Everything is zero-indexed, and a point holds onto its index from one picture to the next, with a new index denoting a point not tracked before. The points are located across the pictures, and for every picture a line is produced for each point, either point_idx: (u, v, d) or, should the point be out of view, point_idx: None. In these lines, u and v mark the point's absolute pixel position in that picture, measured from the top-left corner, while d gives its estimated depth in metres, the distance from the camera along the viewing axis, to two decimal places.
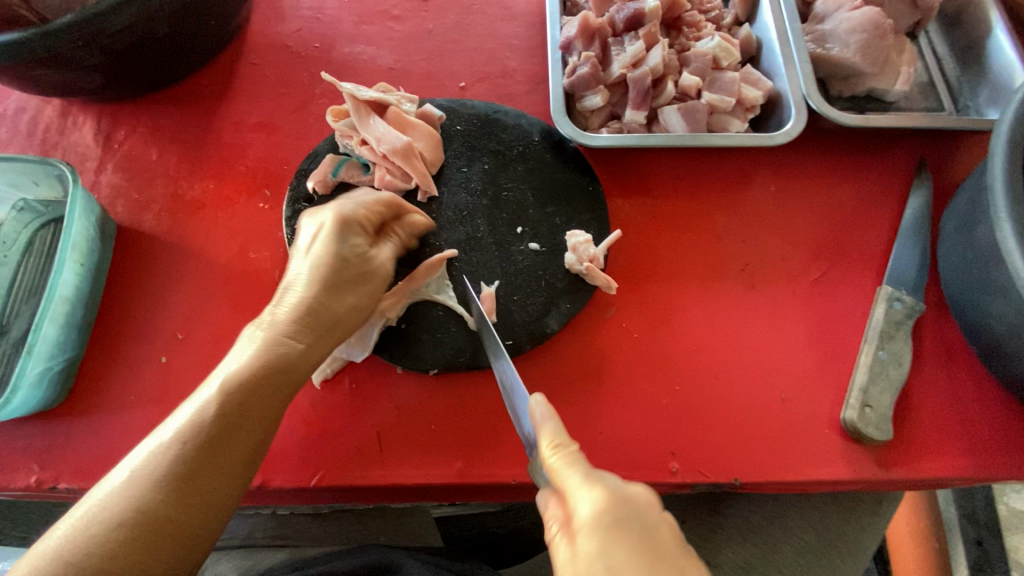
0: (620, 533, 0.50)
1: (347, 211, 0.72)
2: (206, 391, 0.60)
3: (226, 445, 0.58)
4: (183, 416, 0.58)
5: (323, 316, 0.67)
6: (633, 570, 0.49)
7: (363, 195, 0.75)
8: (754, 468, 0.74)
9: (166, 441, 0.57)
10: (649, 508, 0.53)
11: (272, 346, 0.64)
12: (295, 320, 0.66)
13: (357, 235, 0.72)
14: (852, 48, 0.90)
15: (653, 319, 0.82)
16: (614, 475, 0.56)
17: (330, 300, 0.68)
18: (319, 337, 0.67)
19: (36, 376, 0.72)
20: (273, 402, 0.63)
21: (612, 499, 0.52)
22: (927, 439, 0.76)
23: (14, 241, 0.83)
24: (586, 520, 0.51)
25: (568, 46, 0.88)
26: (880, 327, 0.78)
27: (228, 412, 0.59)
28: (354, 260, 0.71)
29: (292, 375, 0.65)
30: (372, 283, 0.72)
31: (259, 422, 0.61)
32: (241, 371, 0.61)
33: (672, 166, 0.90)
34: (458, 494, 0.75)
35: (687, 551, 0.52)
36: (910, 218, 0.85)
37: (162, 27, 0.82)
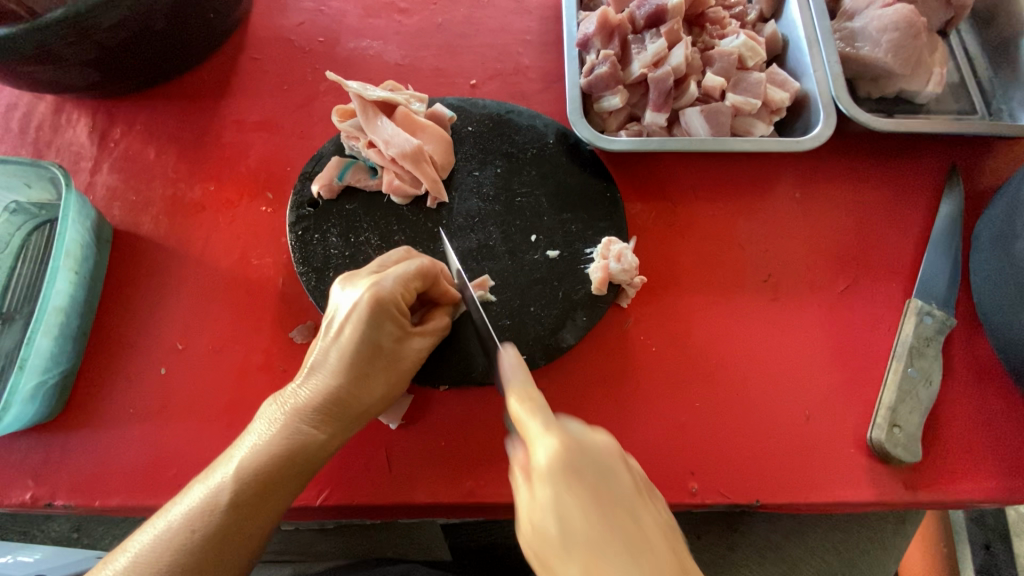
0: (573, 481, 0.49)
1: (383, 291, 0.62)
2: (224, 472, 0.59)
3: (237, 540, 0.57)
4: (197, 495, 0.58)
5: (344, 407, 0.62)
6: (584, 514, 0.48)
7: (407, 269, 0.64)
8: (776, 489, 0.71)
9: (178, 525, 0.56)
10: (610, 454, 0.52)
11: (288, 439, 0.60)
12: (315, 411, 0.61)
13: (391, 319, 0.63)
14: (883, 47, 0.86)
15: (671, 332, 0.78)
16: (575, 422, 0.54)
17: (353, 388, 0.62)
18: (337, 429, 0.62)
19: (31, 389, 0.69)
20: (288, 496, 0.61)
21: (570, 448, 0.50)
22: (956, 460, 0.73)
23: (5, 246, 0.79)
24: (543, 470, 0.49)
25: (586, 44, 0.84)
26: (910, 342, 0.75)
27: (241, 501, 0.58)
28: (386, 347, 0.64)
29: (305, 468, 0.62)
30: (400, 370, 0.65)
31: (266, 516, 0.59)
32: (254, 465, 0.59)
33: (692, 170, 0.87)
34: (465, 514, 0.72)
35: (640, 491, 0.53)
36: (941, 229, 0.82)
37: (159, 21, 0.78)
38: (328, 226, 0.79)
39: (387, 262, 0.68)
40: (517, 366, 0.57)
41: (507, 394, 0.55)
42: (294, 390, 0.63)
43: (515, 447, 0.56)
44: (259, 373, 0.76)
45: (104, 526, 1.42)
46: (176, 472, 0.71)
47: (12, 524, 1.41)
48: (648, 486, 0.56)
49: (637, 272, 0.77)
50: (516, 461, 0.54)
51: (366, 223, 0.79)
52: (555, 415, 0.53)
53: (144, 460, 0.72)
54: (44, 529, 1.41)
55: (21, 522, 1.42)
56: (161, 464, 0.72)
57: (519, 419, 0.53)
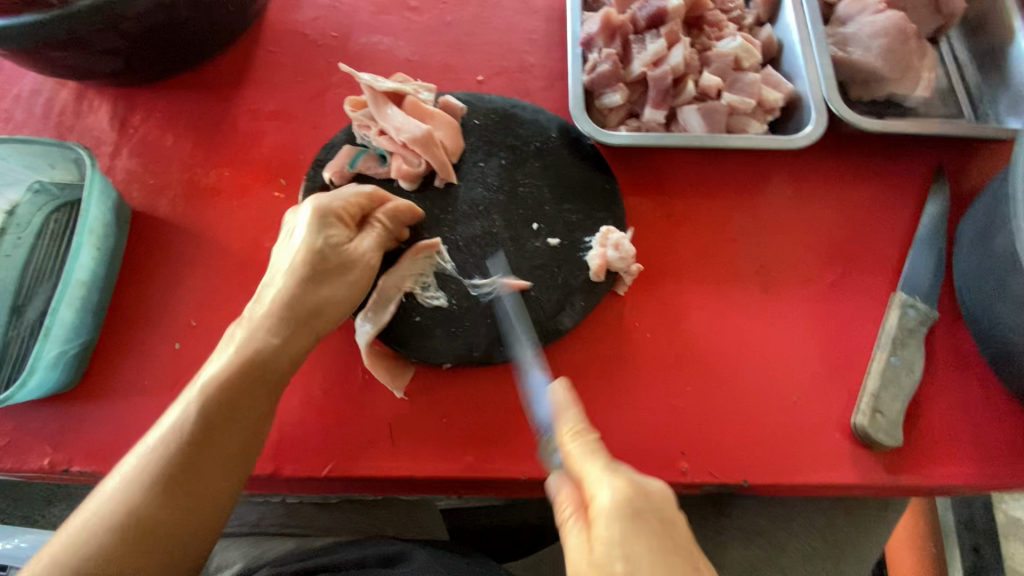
0: (639, 523, 0.53)
1: (322, 204, 0.72)
2: (191, 390, 0.61)
3: (216, 444, 0.59)
4: (169, 417, 0.59)
5: (301, 308, 0.68)
6: (650, 558, 0.51)
7: (343, 192, 0.74)
8: (763, 470, 0.74)
9: (155, 441, 0.57)
10: (668, 501, 0.55)
11: (250, 343, 0.64)
12: (272, 314, 0.67)
13: (333, 224, 0.72)
14: (873, 52, 0.90)
15: (665, 319, 0.82)
16: (633, 472, 0.59)
17: (304, 291, 0.68)
18: (295, 328, 0.67)
19: (53, 357, 0.72)
20: (260, 399, 0.63)
21: (635, 491, 0.54)
22: (937, 446, 0.76)
23: (27, 224, 0.83)
24: (604, 510, 0.54)
25: (589, 43, 0.88)
26: (893, 333, 0.78)
27: (213, 403, 0.60)
28: (331, 253, 0.70)
29: (272, 369, 0.65)
30: (348, 278, 0.72)
31: (244, 420, 0.61)
32: (221, 374, 0.62)
33: (689, 166, 0.90)
34: (464, 488, 0.75)
35: (698, 545, 0.55)
36: (926, 226, 0.85)
37: (182, 12, 0.82)
38: None
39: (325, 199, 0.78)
40: (572, 404, 0.62)
41: (563, 433, 0.60)
42: (252, 307, 0.68)
43: (562, 480, 0.59)
44: None
45: None
46: None
47: (15, 509, 1.44)
48: (711, 554, 0.57)
49: (634, 261, 0.81)
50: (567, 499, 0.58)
51: None
52: (616, 462, 0.58)
53: None
54: (44, 515, 1.43)
55: (22, 506, 1.44)
56: None
57: (575, 457, 0.58)
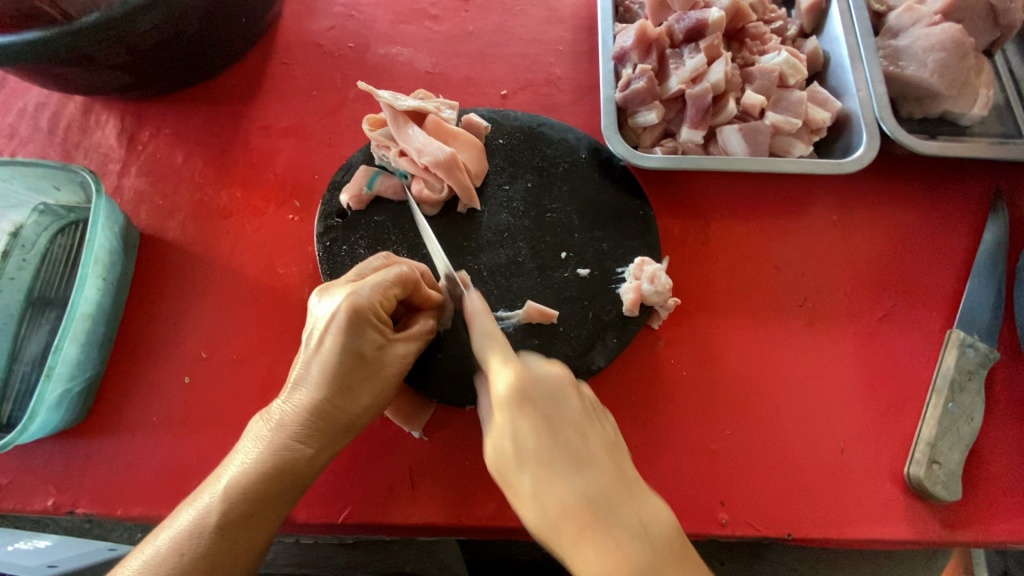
0: (524, 407, 0.53)
1: (361, 299, 0.60)
2: (211, 493, 0.57)
3: (231, 554, 0.55)
4: (185, 517, 0.56)
5: (329, 420, 0.60)
6: (536, 434, 0.52)
7: (385, 277, 0.62)
8: (809, 523, 0.69)
9: (166, 548, 0.54)
10: (559, 382, 0.55)
11: (275, 455, 0.58)
12: (298, 426, 0.59)
13: (373, 327, 0.60)
14: (929, 68, 0.83)
15: (702, 355, 0.76)
16: (531, 357, 0.58)
17: (338, 399, 0.60)
18: (326, 441, 0.60)
19: (56, 397, 0.68)
20: (277, 514, 0.58)
21: (525, 378, 0.54)
22: (998, 499, 0.70)
23: (32, 247, 0.80)
24: (499, 397, 0.54)
25: (622, 57, 0.82)
26: (951, 375, 0.72)
27: (231, 520, 0.55)
28: (370, 356, 0.61)
29: (296, 483, 0.59)
30: (386, 380, 0.62)
31: (258, 534, 0.57)
32: (242, 485, 0.57)
33: (727, 189, 0.85)
34: (489, 536, 0.71)
35: (589, 414, 0.56)
36: (984, 257, 0.79)
37: (192, 25, 0.78)
38: (357, 238, 0.78)
39: (365, 271, 0.66)
40: (482, 310, 0.60)
41: (475, 332, 0.58)
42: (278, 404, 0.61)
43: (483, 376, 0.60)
44: (282, 385, 0.75)
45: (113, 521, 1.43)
46: (198, 484, 0.71)
47: None
48: (601, 410, 0.59)
49: (670, 294, 0.75)
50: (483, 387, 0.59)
51: (394, 236, 0.78)
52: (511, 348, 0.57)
53: (166, 469, 0.71)
54: (56, 520, 1.42)
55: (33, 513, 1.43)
56: (183, 474, 0.71)
57: (484, 348, 0.57)
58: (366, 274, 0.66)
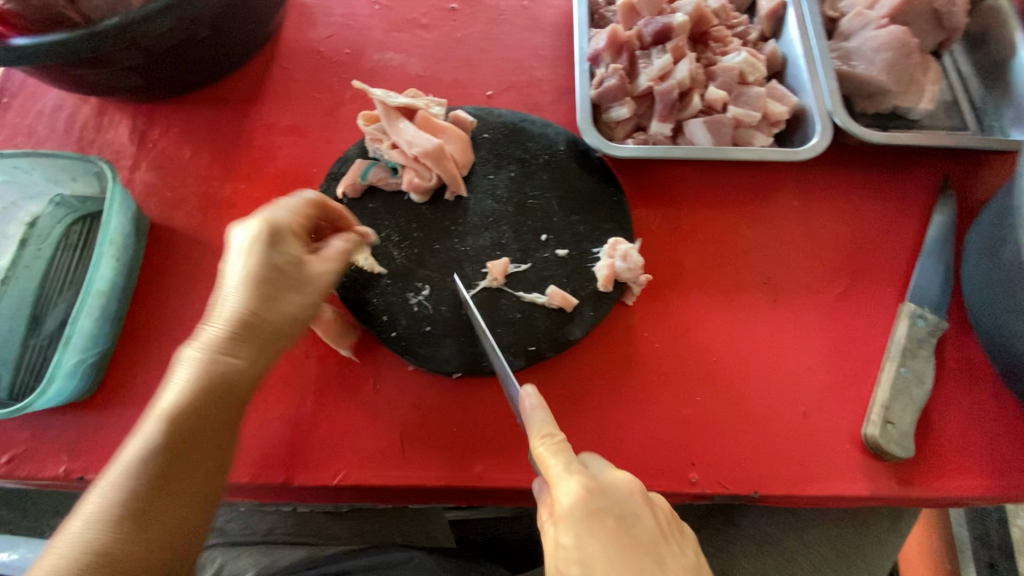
0: (592, 523, 0.57)
1: (276, 218, 0.67)
2: (153, 414, 0.59)
3: (189, 467, 0.58)
4: (130, 442, 0.57)
5: (263, 326, 0.64)
6: (603, 552, 0.57)
7: (301, 201, 0.70)
8: (774, 481, 0.74)
9: (116, 474, 0.55)
10: (628, 493, 0.60)
11: (209, 362, 0.61)
12: (228, 332, 0.63)
13: (286, 244, 0.67)
14: (878, 66, 0.91)
15: (673, 329, 0.82)
16: (596, 463, 0.63)
17: (263, 306, 0.64)
18: (257, 349, 0.64)
19: (72, 365, 0.73)
20: (220, 428, 0.61)
21: (591, 491, 0.58)
22: (950, 458, 0.75)
23: (47, 236, 0.85)
24: (564, 511, 0.58)
25: (596, 58, 0.90)
26: (903, 343, 0.78)
27: (187, 428, 0.58)
28: (288, 269, 0.66)
29: (233, 390, 0.62)
30: (311, 291, 0.68)
31: (206, 446, 0.59)
32: (181, 399, 0.59)
33: (696, 178, 0.91)
34: (475, 498, 0.75)
35: (664, 534, 0.60)
36: (933, 237, 0.86)
37: (201, 31, 0.85)
38: None
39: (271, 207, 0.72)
40: (540, 409, 0.63)
41: (530, 438, 0.62)
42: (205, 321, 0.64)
43: (540, 485, 0.64)
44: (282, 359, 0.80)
45: None
46: None
47: (23, 519, 1.44)
48: (677, 527, 0.62)
49: (642, 271, 0.82)
50: (543, 500, 0.63)
51: (387, 221, 0.84)
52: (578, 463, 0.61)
53: None
54: (52, 526, 1.44)
55: (30, 517, 1.45)
56: None
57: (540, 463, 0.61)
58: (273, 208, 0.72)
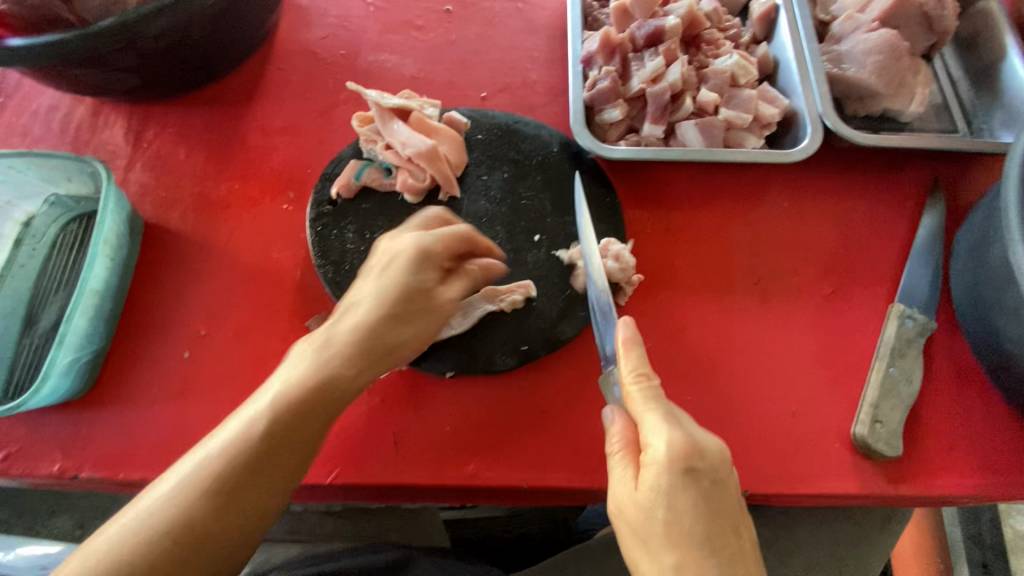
0: (690, 481, 0.56)
1: (427, 243, 0.69)
2: (257, 406, 0.60)
3: (275, 463, 0.59)
4: (231, 430, 0.59)
5: (378, 343, 0.66)
6: (691, 504, 0.56)
7: (448, 228, 0.71)
8: (764, 480, 0.75)
9: (213, 454, 0.57)
10: (720, 464, 0.59)
11: (320, 368, 0.63)
12: (353, 345, 0.64)
13: (431, 268, 0.69)
14: (868, 69, 0.92)
15: (665, 329, 0.83)
16: (692, 423, 0.61)
17: (393, 322, 0.67)
18: (371, 363, 0.66)
19: (66, 364, 0.74)
20: (311, 434, 0.61)
21: (691, 451, 0.57)
22: (938, 457, 0.76)
23: (42, 236, 0.85)
24: (662, 458, 0.57)
25: (589, 61, 0.90)
26: (892, 343, 0.79)
27: (272, 433, 0.59)
28: (424, 291, 0.68)
29: (330, 401, 0.63)
30: (433, 316, 0.70)
31: (293, 451, 0.60)
32: (284, 401, 0.60)
33: (688, 180, 0.92)
34: (468, 497, 0.76)
35: (736, 505, 0.60)
36: (923, 239, 0.86)
37: (197, 32, 0.85)
38: (346, 223, 0.84)
39: (422, 224, 0.75)
40: (636, 346, 0.63)
41: (625, 380, 0.62)
42: (328, 325, 0.66)
43: (613, 414, 0.64)
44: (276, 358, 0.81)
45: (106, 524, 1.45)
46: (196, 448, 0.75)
47: (18, 518, 1.44)
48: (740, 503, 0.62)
49: (634, 271, 0.82)
50: (618, 433, 0.62)
51: (381, 221, 0.85)
52: (675, 417, 0.60)
53: (164, 436, 0.76)
54: (48, 526, 1.44)
55: (26, 517, 1.44)
56: (181, 440, 0.76)
57: (634, 400, 0.61)
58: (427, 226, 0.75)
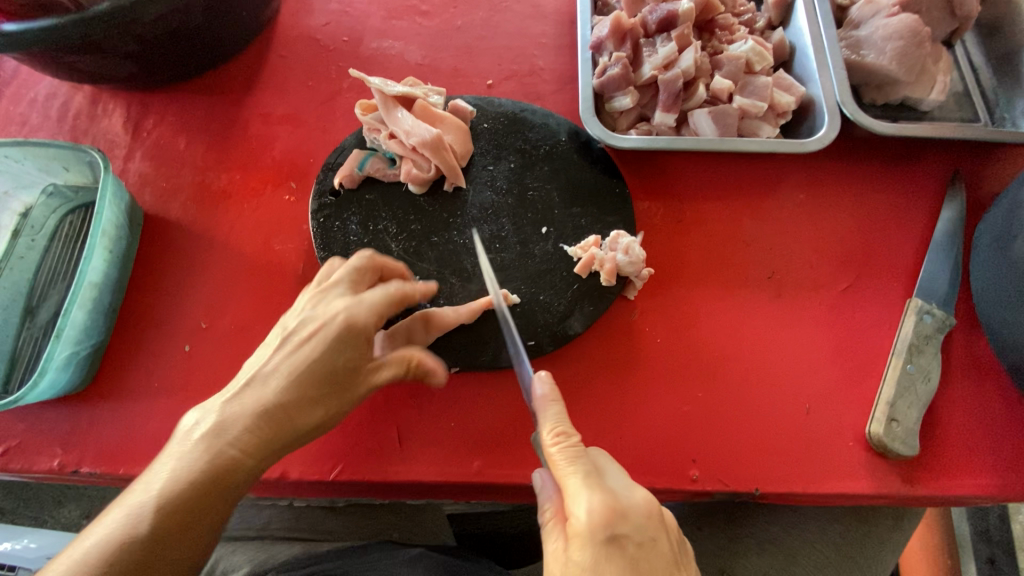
0: (613, 550, 0.54)
1: (356, 316, 0.63)
2: (152, 485, 0.54)
3: (169, 548, 0.53)
4: (123, 509, 0.53)
5: (286, 425, 0.60)
6: None
7: (382, 296, 0.65)
8: (776, 480, 0.73)
9: (100, 540, 0.51)
10: (648, 520, 0.56)
11: (218, 450, 0.56)
12: (246, 430, 0.58)
13: (354, 346, 0.63)
14: (887, 55, 0.88)
15: (676, 325, 0.81)
16: (615, 478, 0.58)
17: (298, 405, 0.61)
18: (275, 446, 0.59)
19: (64, 358, 0.72)
20: (211, 515, 0.56)
21: (611, 514, 0.54)
22: (954, 457, 0.74)
23: (40, 227, 0.84)
24: (583, 529, 0.54)
25: (599, 47, 0.87)
26: (909, 340, 0.77)
27: (155, 531, 0.53)
28: (346, 372, 0.63)
29: (234, 485, 0.57)
30: (350, 398, 0.63)
31: (191, 534, 0.55)
32: (183, 480, 0.55)
33: (699, 170, 0.90)
34: (473, 494, 0.75)
35: (673, 557, 0.57)
36: (942, 232, 0.84)
37: (195, 17, 0.83)
38: (349, 214, 0.83)
39: (356, 280, 0.68)
40: (554, 404, 0.61)
41: (547, 440, 0.59)
42: (225, 399, 0.60)
43: (542, 479, 0.62)
44: None
45: None
46: None
47: (24, 508, 1.44)
48: (681, 546, 0.60)
49: (644, 265, 0.80)
50: (551, 498, 0.60)
51: (384, 212, 0.83)
52: (597, 477, 0.57)
53: (166, 430, 0.75)
54: (54, 515, 1.44)
55: (32, 506, 1.45)
56: None
57: (555, 463, 0.58)
58: (358, 284, 0.68)
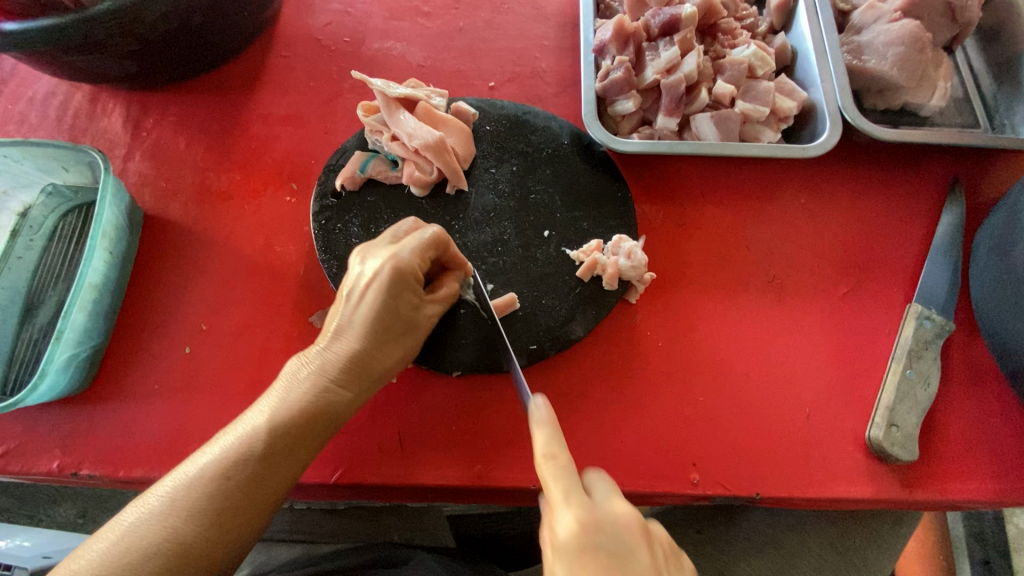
0: (585, 558, 0.51)
1: (404, 261, 0.65)
2: (251, 426, 0.60)
3: (274, 478, 0.60)
4: (228, 445, 0.59)
5: (367, 367, 0.65)
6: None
7: (423, 240, 0.67)
8: (776, 484, 0.73)
9: (212, 472, 0.58)
10: (626, 531, 0.53)
11: (313, 394, 0.63)
12: (338, 371, 0.64)
13: (410, 289, 0.66)
14: (889, 61, 0.89)
15: (677, 329, 0.81)
16: (600, 489, 0.56)
17: (374, 349, 0.65)
18: (360, 387, 0.65)
19: (64, 361, 0.72)
20: (316, 445, 0.63)
21: (586, 523, 0.52)
22: (953, 462, 0.74)
23: (39, 227, 0.83)
24: (560, 542, 0.52)
25: (602, 50, 0.87)
26: (909, 345, 0.77)
27: (273, 451, 0.60)
28: (405, 314, 0.66)
29: (330, 423, 0.64)
30: (416, 336, 0.68)
31: (296, 464, 0.61)
32: (283, 421, 0.61)
33: (702, 174, 0.90)
34: (472, 498, 0.74)
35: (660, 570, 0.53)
36: (942, 237, 0.84)
37: (197, 16, 0.82)
38: (350, 216, 0.82)
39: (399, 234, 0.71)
40: (541, 426, 0.55)
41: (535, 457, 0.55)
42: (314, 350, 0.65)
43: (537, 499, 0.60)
44: (279, 355, 0.79)
45: (109, 513, 1.45)
46: (197, 446, 0.74)
47: (20, 507, 1.43)
48: (673, 557, 0.56)
49: (646, 269, 0.80)
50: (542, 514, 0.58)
51: (386, 215, 0.82)
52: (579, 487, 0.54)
53: (165, 433, 0.75)
54: (50, 514, 1.43)
55: (28, 506, 1.44)
56: (181, 437, 0.75)
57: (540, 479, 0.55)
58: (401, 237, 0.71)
